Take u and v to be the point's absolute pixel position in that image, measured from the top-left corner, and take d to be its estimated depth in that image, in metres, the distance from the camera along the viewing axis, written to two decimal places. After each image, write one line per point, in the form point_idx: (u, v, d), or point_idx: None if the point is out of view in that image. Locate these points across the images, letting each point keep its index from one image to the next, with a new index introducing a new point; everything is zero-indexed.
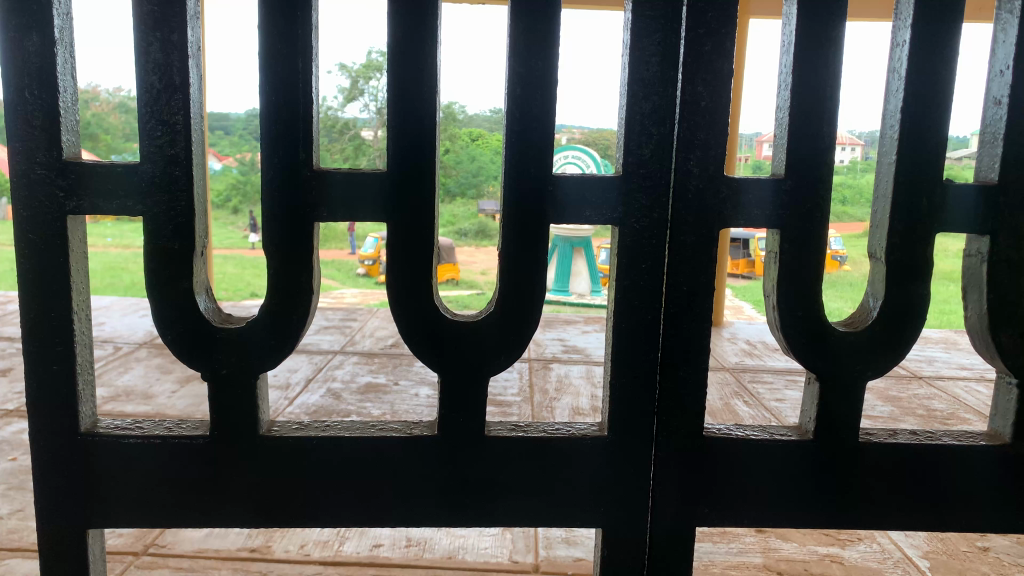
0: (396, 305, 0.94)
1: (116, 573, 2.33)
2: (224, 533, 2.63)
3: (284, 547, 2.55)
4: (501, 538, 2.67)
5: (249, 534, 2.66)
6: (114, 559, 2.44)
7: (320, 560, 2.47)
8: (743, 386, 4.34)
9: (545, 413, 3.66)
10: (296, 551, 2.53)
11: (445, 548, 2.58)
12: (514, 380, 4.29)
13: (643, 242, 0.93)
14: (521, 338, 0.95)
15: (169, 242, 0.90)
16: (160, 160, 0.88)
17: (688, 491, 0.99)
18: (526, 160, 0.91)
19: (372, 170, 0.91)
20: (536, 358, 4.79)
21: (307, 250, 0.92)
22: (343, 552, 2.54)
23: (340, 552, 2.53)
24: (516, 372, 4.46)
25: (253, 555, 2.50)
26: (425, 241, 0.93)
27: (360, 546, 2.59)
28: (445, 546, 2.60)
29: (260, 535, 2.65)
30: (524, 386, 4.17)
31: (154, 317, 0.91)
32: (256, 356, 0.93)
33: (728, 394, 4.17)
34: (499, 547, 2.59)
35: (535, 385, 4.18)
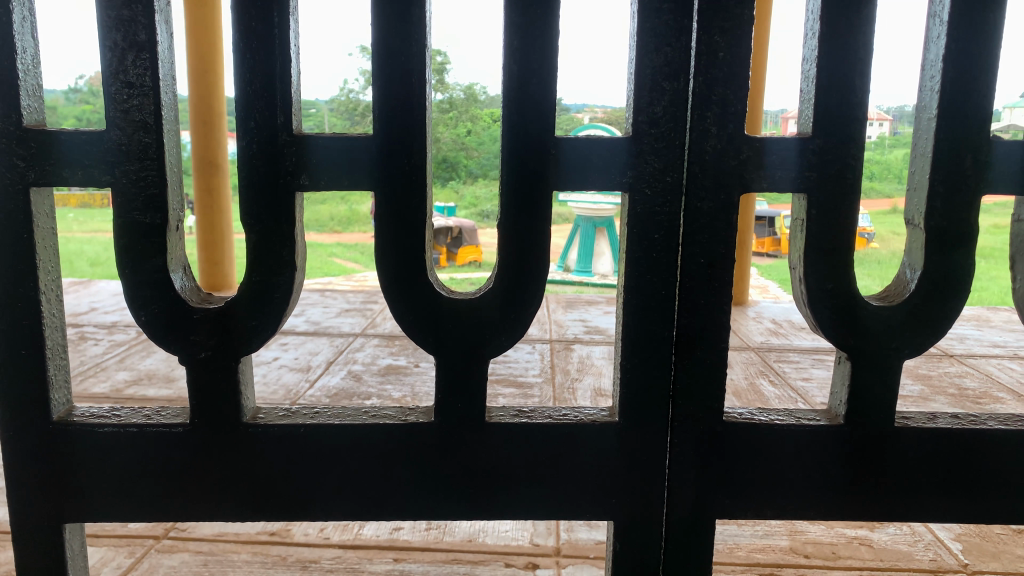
0: (386, 282, 0.87)
1: (136, 556, 2.30)
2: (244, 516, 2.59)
3: (303, 531, 2.50)
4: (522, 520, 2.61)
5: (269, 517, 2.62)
6: (135, 542, 2.41)
7: (339, 543, 2.42)
8: (769, 365, 4.22)
9: (566, 394, 3.58)
10: (315, 534, 2.48)
11: (466, 531, 2.52)
12: (535, 361, 4.22)
13: (655, 210, 0.85)
14: (524, 318, 0.87)
15: (141, 216, 0.83)
16: (126, 126, 0.81)
17: (706, 481, 0.91)
18: (524, 120, 0.83)
19: (358, 135, 0.84)
20: (558, 339, 4.70)
21: (289, 222, 0.85)
22: (363, 535, 2.49)
23: (359, 536, 2.48)
24: (537, 353, 4.39)
25: (273, 539, 2.45)
26: (418, 213, 0.86)
27: (380, 529, 2.54)
28: (464, 530, 2.54)
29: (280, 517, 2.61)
30: (545, 366, 4.11)
31: (127, 297, 0.85)
32: (237, 337, 0.86)
33: (754, 374, 4.08)
34: (519, 530, 2.53)
35: (556, 365, 4.11)
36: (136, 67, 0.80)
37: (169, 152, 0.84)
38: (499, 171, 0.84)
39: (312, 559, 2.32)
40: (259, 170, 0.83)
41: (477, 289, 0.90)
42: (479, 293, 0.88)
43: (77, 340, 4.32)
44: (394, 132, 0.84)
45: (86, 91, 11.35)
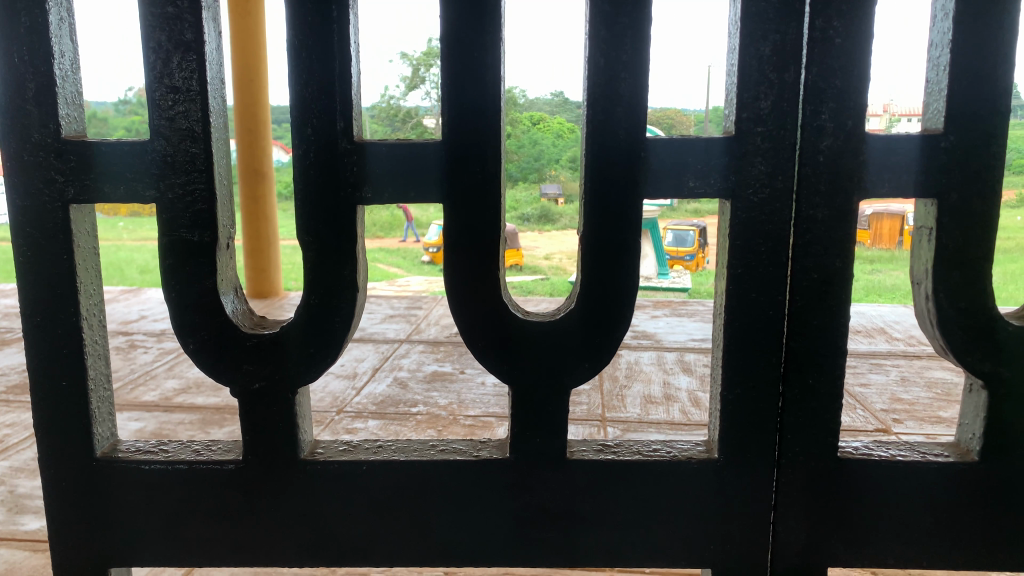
0: (455, 304, 0.78)
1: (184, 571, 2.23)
2: None
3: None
4: None
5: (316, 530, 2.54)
6: None
7: None
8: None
9: (615, 402, 3.45)
10: None
11: None
12: None
13: (760, 218, 0.75)
14: (611, 343, 0.77)
15: (188, 234, 0.76)
16: (171, 135, 0.74)
17: (818, 524, 0.81)
18: (611, 120, 0.73)
19: (425, 140, 0.75)
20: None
21: (350, 238, 0.76)
22: None
23: None
24: None
25: None
26: (491, 226, 0.77)
27: None
28: None
29: None
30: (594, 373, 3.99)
31: (174, 323, 0.77)
32: (293, 366, 0.78)
33: None
34: None
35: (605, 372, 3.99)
36: (183, 68, 0.73)
37: (218, 162, 0.77)
38: (583, 177, 0.75)
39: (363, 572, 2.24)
40: (317, 181, 0.75)
41: (557, 311, 0.80)
42: (559, 316, 0.78)
43: (128, 348, 4.31)
44: (463, 137, 0.75)
45: (135, 103, 11.49)
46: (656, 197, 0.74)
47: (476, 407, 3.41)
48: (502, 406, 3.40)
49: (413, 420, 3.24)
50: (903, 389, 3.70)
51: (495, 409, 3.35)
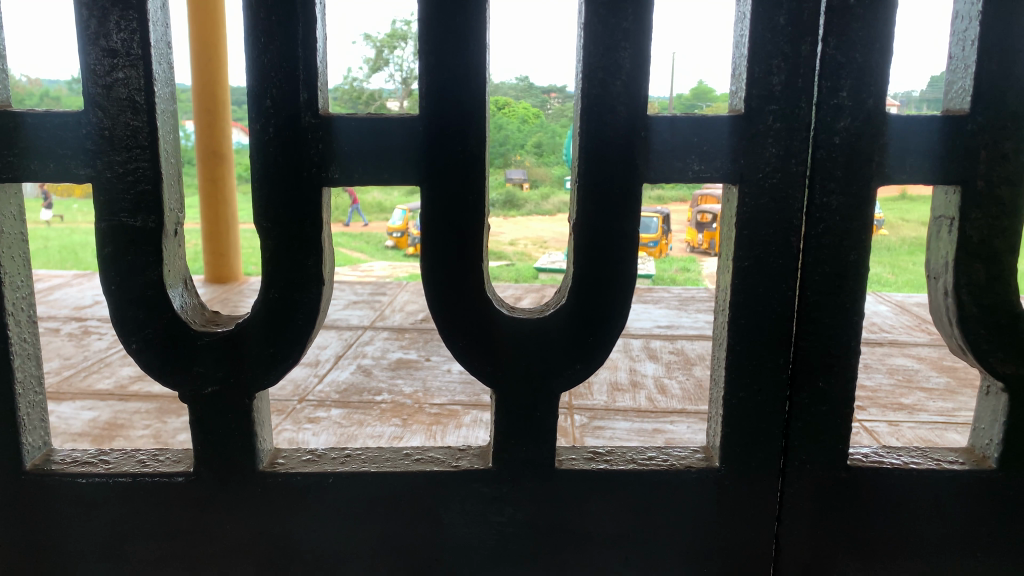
0: (433, 299, 0.70)
1: None
2: None
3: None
4: None
5: None
6: None
7: None
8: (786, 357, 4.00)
9: (583, 389, 3.40)
10: None
11: None
12: None
13: (771, 207, 0.68)
14: (606, 343, 0.70)
15: (130, 219, 0.67)
16: (109, 106, 0.65)
17: (824, 537, 0.75)
18: (608, 95, 0.66)
19: (401, 116, 0.67)
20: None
21: (314, 226, 0.68)
22: None
23: None
24: None
25: None
26: (474, 213, 0.69)
27: None
28: None
29: None
30: None
31: (114, 319, 0.68)
32: (251, 368, 0.70)
33: None
34: None
35: None
36: (122, 28, 0.64)
37: (165, 138, 0.68)
38: (577, 159, 0.67)
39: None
40: (278, 160, 0.66)
41: (546, 306, 0.73)
42: (548, 312, 0.71)
43: (81, 335, 4.15)
44: (442, 112, 0.66)
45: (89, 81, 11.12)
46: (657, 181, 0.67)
47: (441, 395, 3.32)
48: (468, 394, 3.32)
49: (377, 409, 3.15)
50: (868, 376, 3.66)
51: (461, 397, 3.27)
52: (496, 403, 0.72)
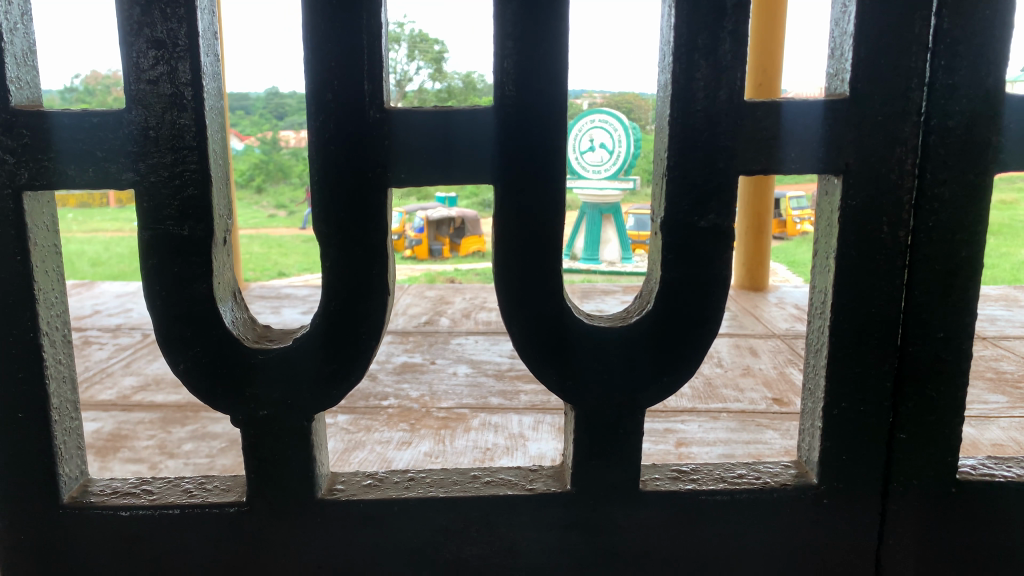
0: (507, 308, 0.64)
1: None
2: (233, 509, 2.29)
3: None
4: None
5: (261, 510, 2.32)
6: None
7: None
8: (788, 338, 3.72)
9: None
10: None
11: None
12: None
13: (877, 198, 0.62)
14: (697, 352, 0.65)
15: (176, 227, 0.61)
16: (152, 103, 0.59)
17: (929, 556, 0.69)
18: (701, 83, 0.61)
19: (473, 108, 0.61)
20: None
21: (379, 231, 0.62)
22: None
23: None
24: None
25: None
26: (554, 213, 0.63)
27: None
28: None
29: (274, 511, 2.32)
30: None
31: (160, 339, 0.62)
32: (310, 387, 0.64)
33: (782, 360, 3.40)
34: None
35: None
36: (168, 17, 0.58)
37: (213, 138, 0.62)
38: (668, 150, 0.62)
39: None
40: (340, 160, 0.60)
41: (628, 314, 0.67)
42: (632, 319, 0.65)
43: (82, 345, 4.06)
44: (519, 102, 0.61)
45: (81, 90, 11.03)
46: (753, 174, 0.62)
47: (448, 400, 3.22)
48: (476, 397, 3.24)
49: (385, 414, 3.07)
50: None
51: (469, 402, 3.17)
52: (576, 419, 0.66)
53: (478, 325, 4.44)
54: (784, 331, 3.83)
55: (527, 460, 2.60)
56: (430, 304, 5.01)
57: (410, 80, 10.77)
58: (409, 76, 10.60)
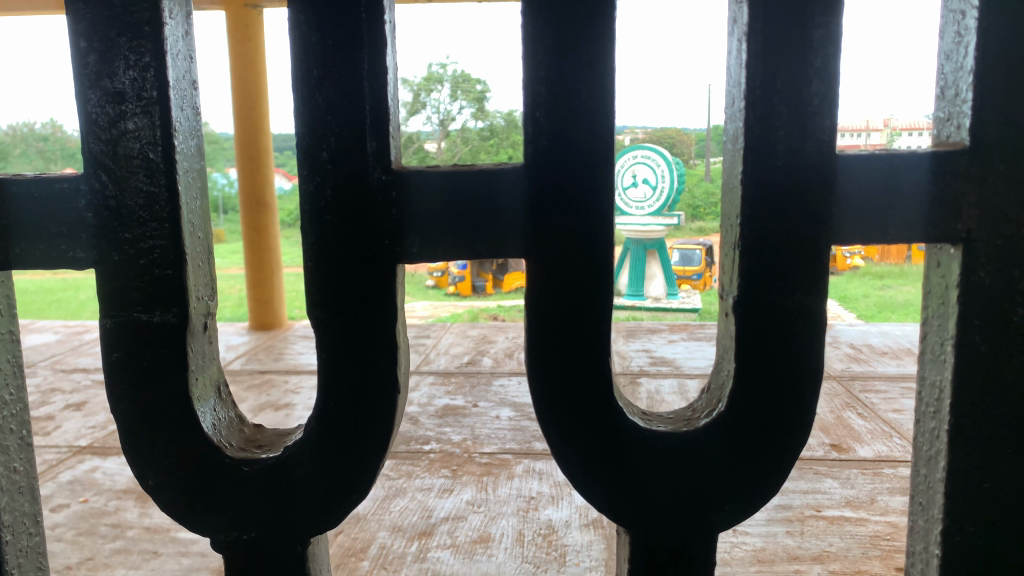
0: (542, 408, 0.53)
1: None
2: None
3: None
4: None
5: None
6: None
7: None
8: (846, 381, 3.50)
9: None
10: None
11: None
12: None
13: (1005, 273, 0.51)
14: (780, 463, 0.53)
15: (149, 314, 0.51)
16: (114, 167, 0.49)
17: None
18: (781, 133, 0.50)
19: (501, 167, 0.51)
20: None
21: (383, 320, 0.51)
22: None
23: None
24: None
25: None
26: (600, 292, 0.51)
27: None
28: None
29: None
30: None
31: (126, 448, 0.52)
32: (306, 507, 0.53)
33: (835, 404, 3.17)
34: None
35: None
36: (131, 63, 0.48)
37: (191, 202, 0.52)
38: (743, 215, 0.51)
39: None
40: (339, 232, 0.50)
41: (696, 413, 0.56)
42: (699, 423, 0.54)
43: None
44: (554, 158, 0.50)
45: None
46: (848, 244, 0.51)
47: (490, 446, 3.07)
48: (520, 442, 3.10)
49: (426, 459, 2.94)
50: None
51: (511, 449, 3.01)
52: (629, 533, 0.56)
53: (521, 367, 4.30)
54: (841, 372, 3.62)
55: (573, 510, 2.45)
56: (472, 344, 4.88)
57: (453, 119, 10.77)
58: (452, 115, 10.53)
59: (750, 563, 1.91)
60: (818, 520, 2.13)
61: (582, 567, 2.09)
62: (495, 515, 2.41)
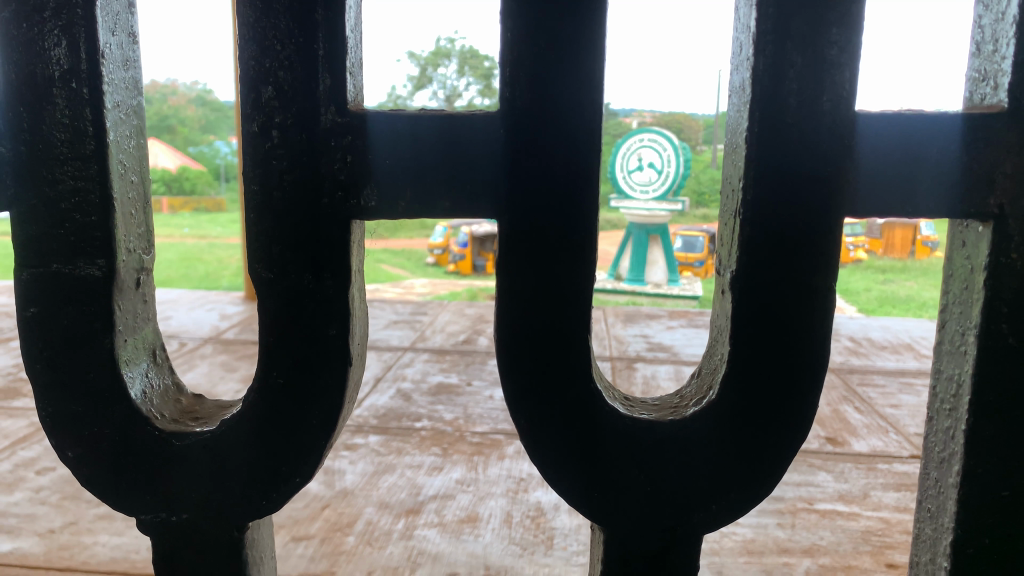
0: (531, 391, 0.57)
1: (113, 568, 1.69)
2: (282, 556, 2.00)
3: (348, 573, 1.92)
4: None
5: (314, 554, 2.02)
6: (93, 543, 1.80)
7: None
8: (844, 374, 3.45)
9: None
10: None
11: None
12: None
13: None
14: (768, 448, 0.56)
15: (77, 269, 0.58)
16: (40, 131, 0.56)
17: None
18: (793, 85, 0.50)
19: (475, 115, 0.54)
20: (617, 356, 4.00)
21: (309, 332, 0.58)
22: None
23: None
24: None
25: None
26: (565, 252, 0.55)
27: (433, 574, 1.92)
28: None
29: (325, 555, 2.01)
30: None
31: (37, 384, 0.60)
32: (246, 486, 0.62)
33: (832, 398, 3.11)
34: None
35: None
36: (60, 43, 0.55)
37: (122, 169, 0.59)
38: (745, 180, 0.52)
39: (367, 572, 1.93)
40: (286, 184, 0.55)
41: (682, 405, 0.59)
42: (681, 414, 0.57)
43: None
44: (529, 114, 0.53)
45: None
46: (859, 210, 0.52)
47: (482, 425, 3.03)
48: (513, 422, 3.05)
49: (417, 436, 2.89)
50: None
51: (504, 429, 2.97)
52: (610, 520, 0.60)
53: None
54: (840, 364, 3.56)
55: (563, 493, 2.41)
56: (469, 323, 4.82)
57: (460, 97, 10.64)
58: (459, 92, 10.40)
59: (739, 554, 1.86)
60: (810, 514, 2.08)
61: (569, 550, 2.05)
62: (484, 495, 2.36)
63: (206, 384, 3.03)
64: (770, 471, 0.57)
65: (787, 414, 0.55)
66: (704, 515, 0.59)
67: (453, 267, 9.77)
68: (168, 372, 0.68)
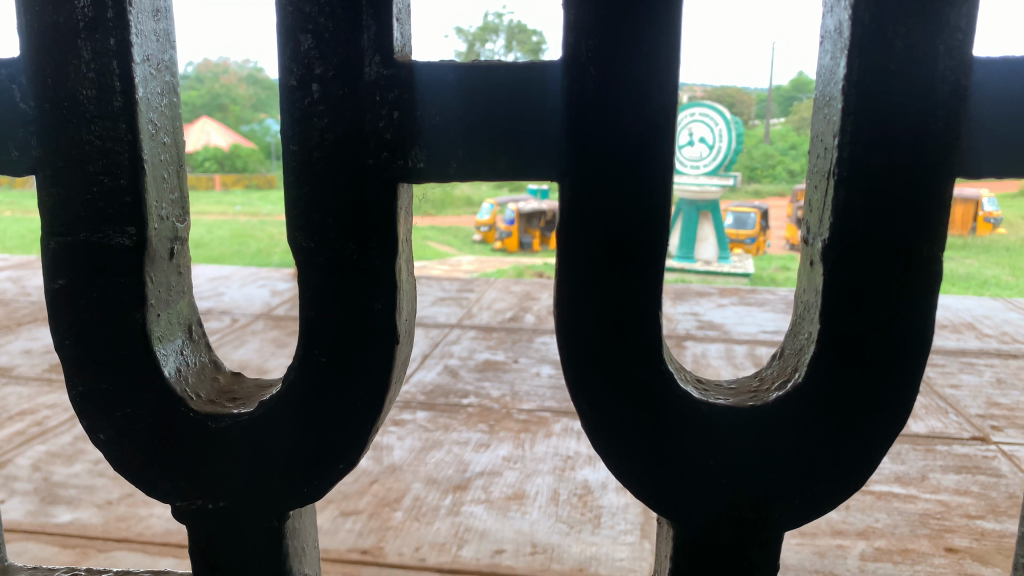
0: (610, 373, 0.61)
1: (173, 538, 1.71)
2: (331, 530, 2.01)
3: (397, 548, 1.91)
4: (639, 548, 1.93)
5: (362, 528, 2.03)
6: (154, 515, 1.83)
7: (437, 569, 1.83)
8: None
9: None
10: (411, 554, 1.89)
11: (576, 559, 1.87)
12: None
13: None
14: (850, 422, 0.61)
15: (107, 237, 0.64)
16: (73, 115, 0.62)
17: None
18: (901, 42, 0.54)
19: (538, 81, 0.57)
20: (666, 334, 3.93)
21: (346, 322, 0.63)
22: (461, 558, 1.88)
23: (457, 559, 1.87)
24: None
25: (364, 559, 1.87)
26: (639, 234, 0.59)
27: (480, 551, 1.91)
28: (574, 555, 1.89)
29: (374, 529, 2.01)
30: None
31: (72, 369, 0.67)
32: (285, 463, 0.68)
33: None
34: (637, 559, 1.87)
35: None
36: (91, 34, 0.61)
37: (151, 135, 0.65)
38: (843, 142, 0.56)
39: (415, 548, 1.93)
40: (324, 142, 0.60)
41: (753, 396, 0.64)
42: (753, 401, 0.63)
43: None
44: (589, 88, 0.56)
45: None
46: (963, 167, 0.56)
47: (528, 402, 3.01)
48: (559, 399, 3.01)
49: (464, 412, 2.88)
50: (999, 392, 2.81)
51: (550, 406, 2.94)
52: (688, 508, 0.65)
53: None
54: None
55: (611, 472, 2.36)
56: (516, 299, 4.79)
57: None
58: None
59: (792, 536, 1.80)
60: (865, 496, 2.01)
61: (616, 530, 2.01)
62: (531, 472, 2.34)
63: (258, 359, 3.06)
64: (848, 457, 0.62)
65: (861, 401, 0.60)
66: (784, 492, 0.63)
67: (499, 244, 9.71)
68: (194, 345, 0.74)
